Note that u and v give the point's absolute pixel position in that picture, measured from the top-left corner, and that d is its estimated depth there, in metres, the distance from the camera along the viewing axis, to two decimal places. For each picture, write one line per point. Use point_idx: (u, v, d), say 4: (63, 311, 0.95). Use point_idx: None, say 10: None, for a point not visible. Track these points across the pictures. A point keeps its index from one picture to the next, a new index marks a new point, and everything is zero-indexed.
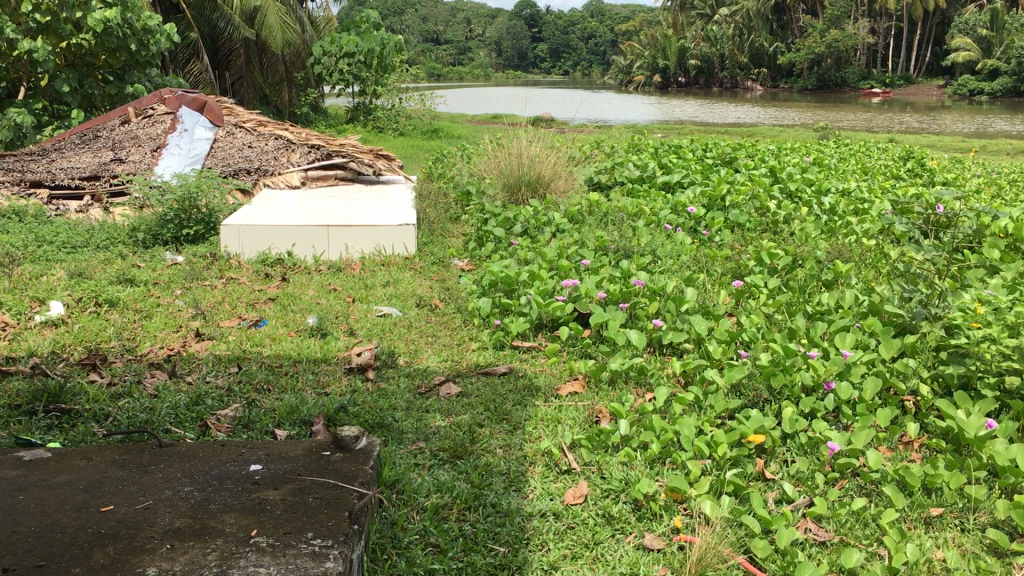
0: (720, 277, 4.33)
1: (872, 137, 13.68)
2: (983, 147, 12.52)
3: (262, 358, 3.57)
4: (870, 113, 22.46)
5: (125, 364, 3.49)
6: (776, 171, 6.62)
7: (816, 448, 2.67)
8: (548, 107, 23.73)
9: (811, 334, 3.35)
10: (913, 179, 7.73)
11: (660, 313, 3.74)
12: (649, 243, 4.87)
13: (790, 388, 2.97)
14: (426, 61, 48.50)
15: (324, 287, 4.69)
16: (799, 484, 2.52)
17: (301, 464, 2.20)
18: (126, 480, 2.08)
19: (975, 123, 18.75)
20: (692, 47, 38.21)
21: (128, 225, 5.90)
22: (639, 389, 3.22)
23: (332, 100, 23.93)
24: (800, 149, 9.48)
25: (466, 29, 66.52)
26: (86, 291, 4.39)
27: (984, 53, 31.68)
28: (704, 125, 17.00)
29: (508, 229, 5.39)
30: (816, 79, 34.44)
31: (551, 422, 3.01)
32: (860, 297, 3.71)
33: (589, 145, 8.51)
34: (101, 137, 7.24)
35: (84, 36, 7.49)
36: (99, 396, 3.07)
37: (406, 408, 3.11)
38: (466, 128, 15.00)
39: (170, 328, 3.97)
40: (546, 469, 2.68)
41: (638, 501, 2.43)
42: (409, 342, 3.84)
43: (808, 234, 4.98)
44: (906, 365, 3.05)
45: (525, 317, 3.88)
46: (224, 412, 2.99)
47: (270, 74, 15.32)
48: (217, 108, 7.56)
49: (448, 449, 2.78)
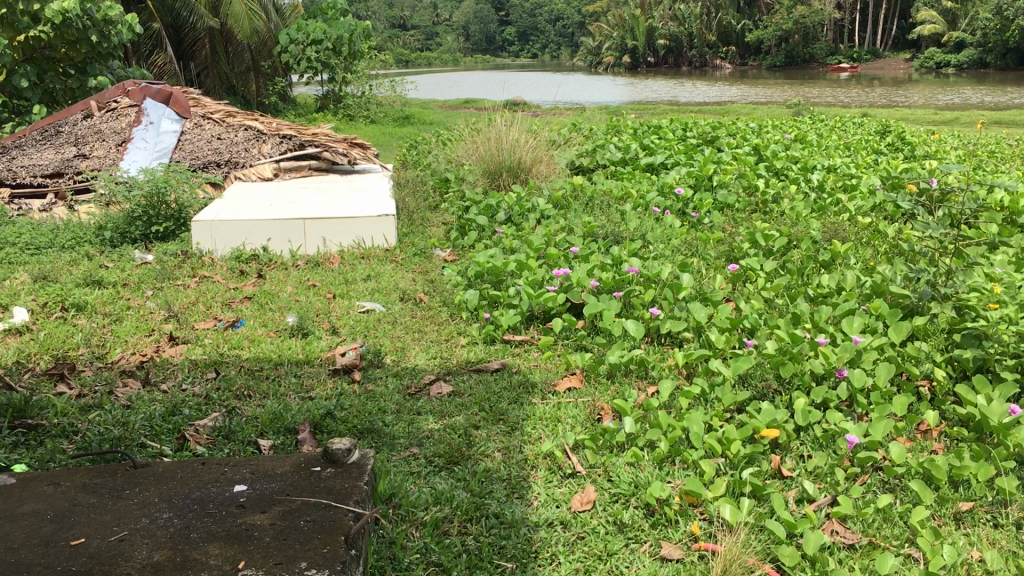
0: (715, 261, 4.18)
1: (847, 112, 13.56)
2: (959, 119, 12.46)
3: (241, 362, 3.39)
4: (844, 88, 22.35)
5: (96, 373, 3.31)
6: (760, 150, 6.51)
7: (832, 441, 2.54)
8: (519, 91, 23.59)
9: (816, 319, 3.21)
10: (894, 153, 7.65)
11: (657, 301, 3.59)
12: (638, 227, 4.71)
13: (801, 378, 2.83)
14: (394, 48, 47.87)
15: (302, 283, 4.51)
16: (819, 481, 2.38)
17: (289, 483, 2.01)
18: (99, 508, 1.90)
19: (945, 95, 18.71)
20: (661, 26, 37.58)
21: (94, 224, 5.69)
22: (640, 382, 3.07)
23: (301, 88, 23.73)
24: (780, 126, 9.37)
25: (434, 14, 65.72)
26: (52, 295, 4.17)
27: (950, 25, 31.84)
28: (677, 104, 16.87)
29: (491, 217, 5.21)
30: (784, 56, 34.34)
31: (550, 421, 2.86)
32: (862, 278, 3.58)
33: (567, 127, 8.32)
34: (63, 132, 6.98)
35: (42, 29, 7.22)
36: (67, 410, 2.89)
37: (397, 411, 2.95)
38: (439, 114, 14.74)
39: (142, 331, 3.78)
40: (549, 473, 2.53)
41: (651, 506, 2.29)
42: (395, 339, 3.67)
43: (799, 214, 4.85)
44: (918, 349, 2.93)
45: (515, 309, 3.72)
46: (203, 422, 2.83)
47: (237, 64, 14.96)
48: (183, 99, 7.27)
49: (443, 455, 2.63)
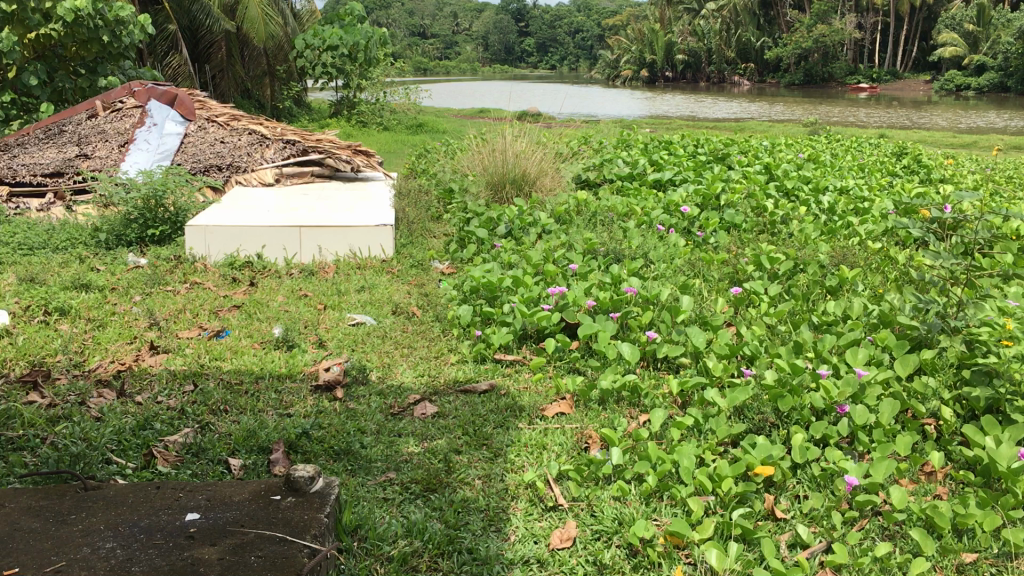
0: (718, 283, 4.05)
1: (864, 132, 13.38)
2: (977, 143, 12.28)
3: (220, 374, 3.27)
4: (860, 108, 22.12)
5: (71, 382, 3.19)
6: (771, 169, 6.38)
7: (830, 481, 2.40)
8: (534, 101, 23.50)
9: (819, 349, 3.08)
10: (908, 176, 7.51)
11: (654, 324, 3.46)
12: (641, 245, 4.57)
13: (799, 412, 2.69)
14: (412, 55, 47.90)
15: (294, 292, 4.39)
16: (814, 525, 2.25)
17: (245, 513, 1.89)
18: (39, 534, 1.78)
19: (966, 118, 18.52)
20: (679, 41, 37.48)
21: (90, 225, 5.59)
22: (632, 410, 2.93)
23: (316, 94, 23.76)
24: (793, 144, 9.23)
25: (454, 23, 65.76)
26: (36, 298, 4.07)
27: (971, 48, 31.61)
28: (692, 120, 16.74)
29: (491, 230, 5.09)
30: (802, 74, 34.16)
31: (535, 448, 2.72)
32: (869, 307, 3.45)
33: (577, 140, 8.20)
34: (67, 131, 6.89)
35: (53, 27, 7.16)
36: (35, 420, 2.77)
37: (377, 432, 2.83)
38: (452, 123, 14.66)
39: (124, 339, 3.66)
40: (529, 505, 2.40)
41: (633, 546, 2.16)
42: (383, 355, 3.55)
43: (808, 236, 4.71)
44: (925, 386, 2.79)
45: (507, 327, 3.60)
46: (173, 438, 2.71)
47: (253, 68, 14.92)
48: (188, 102, 7.19)
49: (421, 481, 2.50)
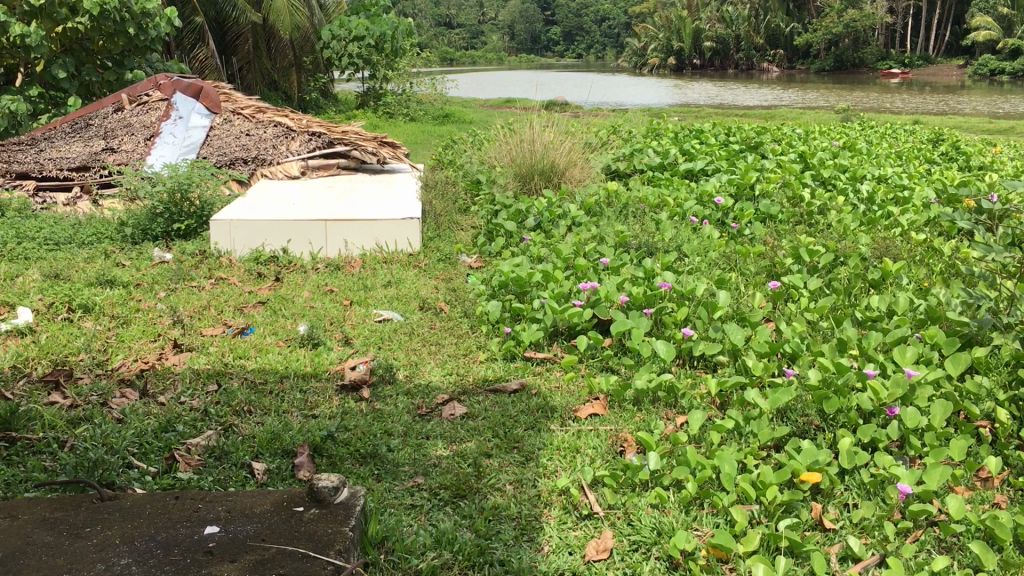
0: (755, 277, 3.92)
1: (897, 118, 13.12)
2: (1015, 128, 11.99)
3: (244, 373, 3.19)
4: (892, 93, 21.72)
5: (93, 382, 3.12)
6: (806, 157, 6.22)
7: (881, 488, 2.28)
8: (561, 91, 23.31)
9: (865, 346, 2.95)
10: (946, 163, 7.31)
11: (690, 320, 3.34)
12: (674, 238, 4.45)
13: (846, 415, 2.57)
14: (439, 47, 47.80)
15: (320, 288, 4.31)
16: (865, 536, 2.13)
17: (267, 526, 1.81)
18: (52, 549, 1.70)
19: (1003, 103, 18.15)
20: (707, 28, 37.08)
21: (116, 219, 5.55)
22: (668, 411, 2.82)
23: (343, 84, 23.74)
24: (827, 131, 9.05)
25: (480, 11, 65.51)
26: (60, 295, 4.01)
27: (1005, 31, 31.02)
28: (721, 108, 16.51)
29: (520, 222, 4.99)
30: (833, 60, 33.68)
31: (568, 451, 2.62)
32: (915, 302, 3.31)
33: (606, 129, 8.06)
34: (93, 125, 6.87)
35: (79, 20, 7.11)
36: (55, 423, 2.71)
37: (404, 434, 2.74)
38: (479, 113, 14.57)
39: (147, 337, 3.60)
40: (563, 513, 2.30)
41: (674, 559, 2.05)
42: (410, 353, 3.45)
43: (847, 227, 4.56)
44: (979, 386, 2.66)
45: (538, 324, 3.49)
46: (196, 441, 2.63)
47: (279, 60, 14.84)
48: (213, 94, 7.13)
49: (450, 487, 2.41)
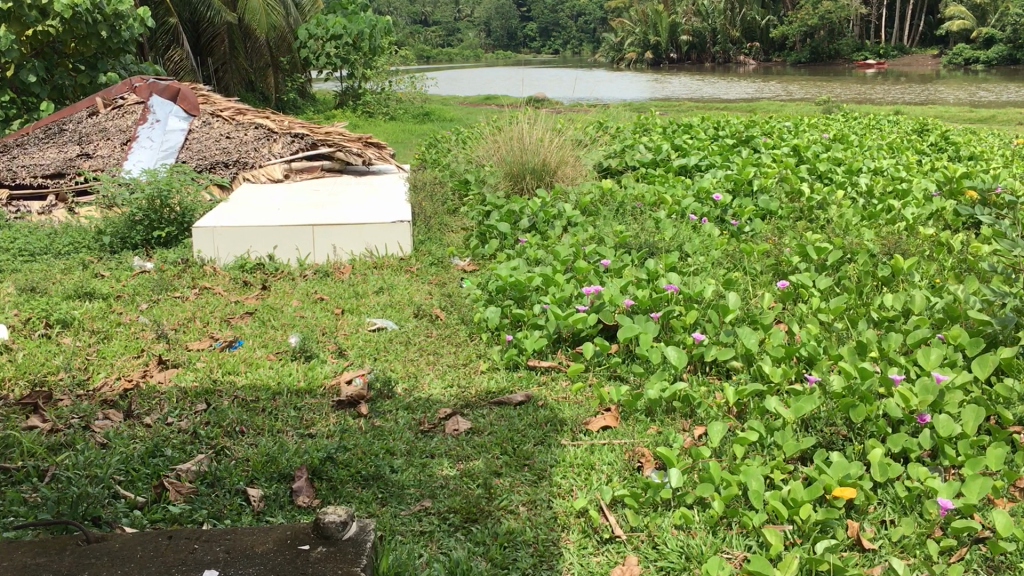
0: (761, 276, 3.80)
1: (878, 109, 13.07)
2: (994, 117, 11.98)
3: (235, 391, 3.02)
4: (868, 84, 21.76)
5: (74, 403, 2.94)
6: (800, 151, 6.12)
7: (918, 502, 2.15)
8: (541, 87, 23.18)
9: (886, 349, 2.82)
10: (937, 154, 7.24)
11: (700, 324, 3.21)
12: (675, 237, 4.33)
13: (875, 423, 2.44)
14: (414, 44, 47.47)
15: (309, 296, 4.15)
16: (906, 556, 2.00)
17: (271, 569, 1.66)
18: None
19: (982, 92, 18.18)
20: (684, 22, 36.98)
21: (93, 227, 5.35)
22: (685, 422, 2.68)
23: (320, 84, 23.45)
24: (814, 123, 8.97)
25: (455, 9, 65.22)
26: (36, 309, 3.83)
27: (978, 20, 31.20)
28: (700, 102, 16.42)
29: (513, 223, 4.85)
30: (809, 52, 33.72)
31: (583, 468, 2.48)
32: (931, 300, 3.20)
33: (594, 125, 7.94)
34: (67, 130, 6.65)
35: (51, 23, 6.90)
36: (35, 450, 2.54)
37: (407, 453, 2.59)
38: (458, 111, 14.38)
39: (130, 353, 3.43)
40: (582, 536, 2.16)
41: None
42: (408, 364, 3.31)
43: (849, 222, 4.45)
44: (1009, 390, 2.54)
45: (540, 331, 3.35)
46: (186, 466, 2.46)
47: (255, 60, 14.53)
48: (192, 96, 6.95)
49: (460, 511, 2.26)
